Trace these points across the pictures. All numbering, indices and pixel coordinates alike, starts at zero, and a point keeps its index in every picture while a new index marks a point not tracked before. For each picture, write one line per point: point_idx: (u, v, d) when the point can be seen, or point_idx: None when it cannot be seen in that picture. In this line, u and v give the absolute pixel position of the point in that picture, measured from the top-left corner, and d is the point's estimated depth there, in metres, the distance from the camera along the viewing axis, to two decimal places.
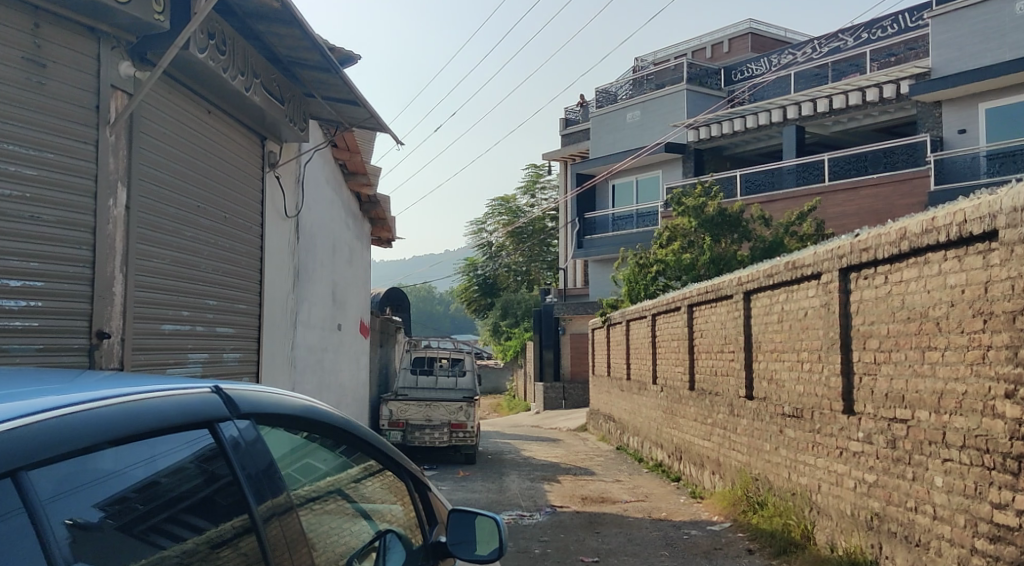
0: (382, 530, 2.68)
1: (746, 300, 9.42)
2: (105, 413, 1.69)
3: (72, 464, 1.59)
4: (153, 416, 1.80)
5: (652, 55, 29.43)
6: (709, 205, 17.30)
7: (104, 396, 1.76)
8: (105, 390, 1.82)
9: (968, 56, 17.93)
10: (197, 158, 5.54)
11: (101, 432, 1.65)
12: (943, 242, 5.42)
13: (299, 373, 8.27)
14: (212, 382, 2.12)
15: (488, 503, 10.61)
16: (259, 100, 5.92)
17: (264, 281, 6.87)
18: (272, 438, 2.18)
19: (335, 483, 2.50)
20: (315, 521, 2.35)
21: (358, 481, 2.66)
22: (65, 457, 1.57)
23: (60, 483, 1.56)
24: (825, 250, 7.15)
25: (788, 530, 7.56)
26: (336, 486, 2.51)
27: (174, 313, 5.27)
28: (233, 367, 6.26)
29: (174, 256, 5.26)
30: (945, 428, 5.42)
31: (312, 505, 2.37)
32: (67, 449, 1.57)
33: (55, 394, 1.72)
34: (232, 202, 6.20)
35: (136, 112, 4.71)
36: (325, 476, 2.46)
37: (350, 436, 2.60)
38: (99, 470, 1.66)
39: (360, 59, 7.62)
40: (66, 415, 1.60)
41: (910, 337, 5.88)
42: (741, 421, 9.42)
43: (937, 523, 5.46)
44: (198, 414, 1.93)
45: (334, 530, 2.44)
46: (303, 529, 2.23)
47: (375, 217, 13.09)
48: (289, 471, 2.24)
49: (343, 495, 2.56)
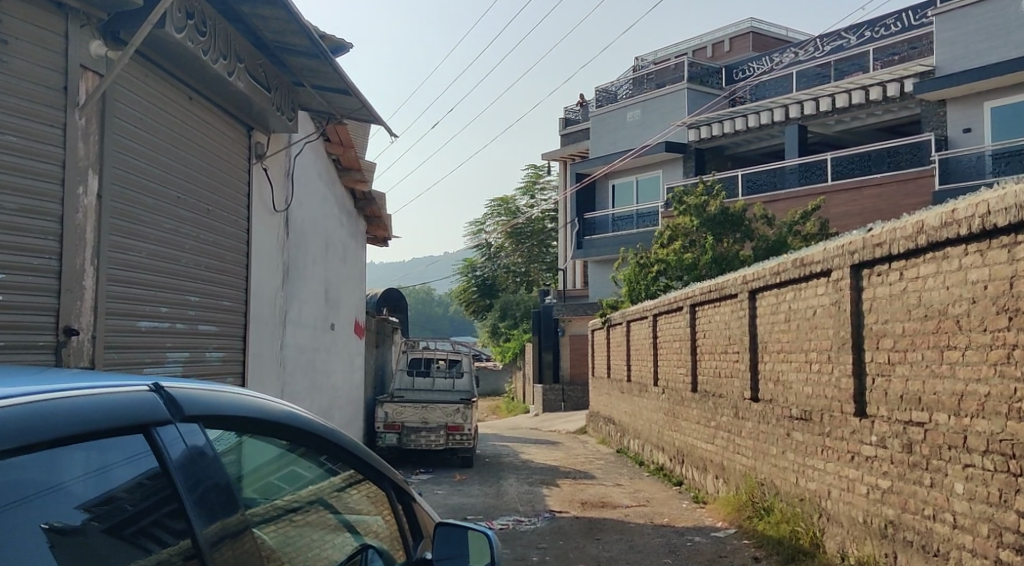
0: (365, 544, 2.40)
1: (751, 299, 9.13)
2: (66, 405, 1.51)
3: (31, 460, 1.43)
4: (123, 409, 1.61)
5: (652, 54, 29.18)
6: (711, 203, 17.11)
7: (71, 387, 1.59)
8: (80, 380, 1.66)
9: (973, 54, 17.67)
10: (177, 147, 5.26)
11: (63, 423, 1.48)
12: (964, 236, 5.14)
13: (289, 374, 7.96)
14: (152, 379, 1.81)
15: (485, 507, 10.32)
16: (243, 86, 5.64)
17: (251, 278, 6.58)
18: (252, 447, 1.99)
19: (318, 493, 2.29)
20: (294, 532, 2.18)
21: (341, 491, 2.38)
22: (21, 452, 1.40)
23: (29, 480, 1.43)
24: (835, 246, 6.86)
25: (797, 537, 7.27)
26: (317, 496, 2.29)
27: (152, 310, 4.99)
28: (216, 367, 5.96)
29: (152, 249, 4.97)
30: (966, 432, 5.13)
31: (291, 516, 2.20)
32: (26, 444, 1.41)
33: (22, 383, 1.57)
34: (216, 195, 5.91)
35: (109, 93, 4.43)
36: (309, 485, 2.26)
37: (333, 446, 2.31)
38: (66, 471, 1.51)
39: (352, 48, 7.33)
40: (27, 404, 1.44)
41: (927, 336, 5.60)
42: (746, 423, 9.14)
43: (957, 532, 5.18)
44: (155, 411, 1.68)
45: (315, 543, 2.24)
46: (274, 543, 2.05)
47: (371, 215, 12.81)
48: (270, 481, 2.08)
49: (327, 505, 2.32)
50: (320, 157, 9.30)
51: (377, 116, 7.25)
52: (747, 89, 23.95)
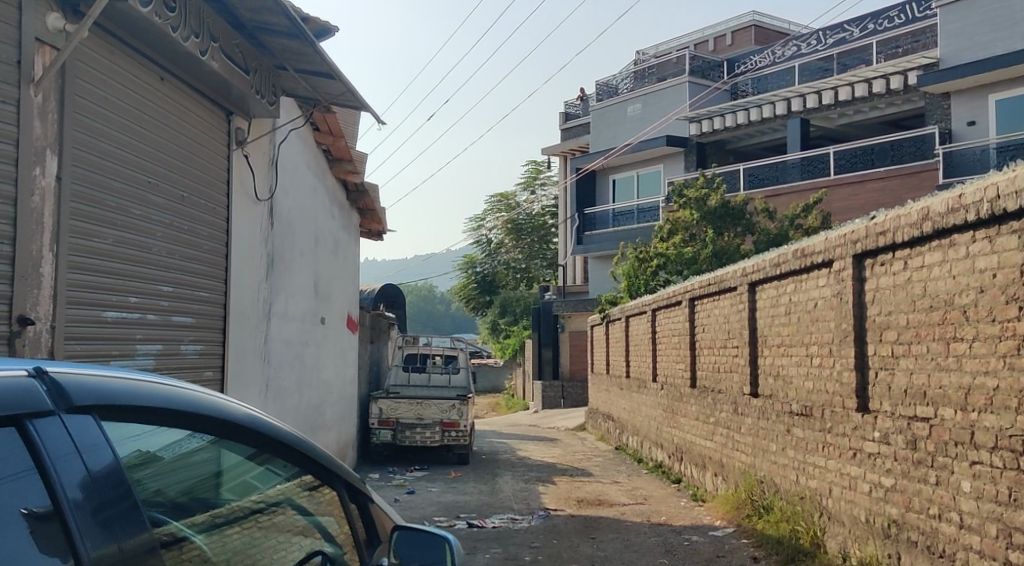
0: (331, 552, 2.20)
1: (750, 292, 8.88)
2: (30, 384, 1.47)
3: None
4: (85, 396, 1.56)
5: (654, 47, 28.90)
6: (712, 196, 16.85)
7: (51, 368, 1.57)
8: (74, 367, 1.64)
9: (978, 46, 17.41)
10: (146, 129, 5.04)
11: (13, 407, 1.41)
12: (971, 222, 4.90)
13: (274, 369, 7.72)
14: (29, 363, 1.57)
15: (478, 505, 10.09)
16: (218, 67, 5.42)
17: (231, 267, 6.34)
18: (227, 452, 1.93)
19: (285, 493, 2.16)
20: (261, 533, 2.10)
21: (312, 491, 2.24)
22: None
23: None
24: (837, 235, 6.62)
25: (796, 537, 7.04)
26: (285, 496, 2.16)
27: (120, 299, 4.77)
28: (193, 361, 5.73)
29: (119, 235, 4.75)
30: (973, 428, 4.89)
31: (259, 517, 2.11)
32: None
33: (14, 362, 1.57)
34: (191, 180, 5.69)
35: (69, 70, 4.20)
36: (280, 485, 2.14)
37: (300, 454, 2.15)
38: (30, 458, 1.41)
39: (337, 32, 7.08)
40: None
41: (932, 327, 5.36)
42: (746, 420, 8.90)
43: (963, 532, 4.95)
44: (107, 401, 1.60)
45: (281, 546, 2.11)
46: (235, 544, 2.00)
47: (364, 208, 12.60)
48: (244, 480, 2.04)
49: (295, 507, 2.18)
50: (308, 147, 9.08)
51: (363, 100, 7.01)
52: (748, 82, 23.68)
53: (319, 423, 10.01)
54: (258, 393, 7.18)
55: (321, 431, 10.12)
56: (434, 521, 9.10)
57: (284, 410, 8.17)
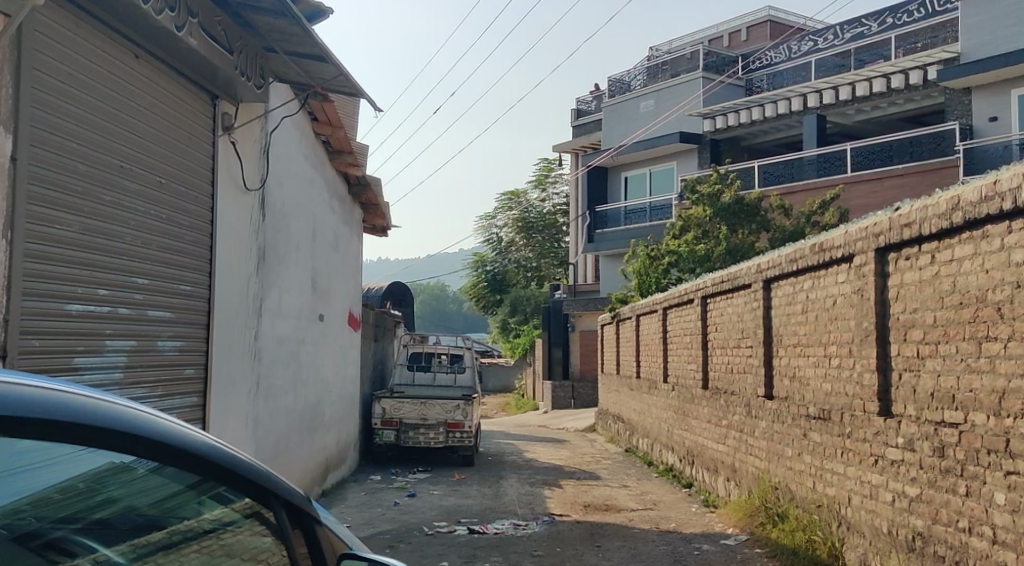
0: None
1: (765, 289, 8.49)
2: None
3: None
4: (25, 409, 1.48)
5: (668, 43, 28.48)
6: (726, 192, 16.45)
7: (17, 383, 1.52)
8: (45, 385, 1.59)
9: (1000, 40, 16.92)
10: (117, 110, 4.73)
11: None
12: (1007, 211, 4.51)
13: (266, 368, 7.38)
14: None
15: (481, 509, 9.72)
16: (196, 44, 5.12)
17: (215, 260, 6.00)
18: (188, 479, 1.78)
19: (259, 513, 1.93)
20: (227, 554, 1.87)
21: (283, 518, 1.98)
22: None
23: None
24: (858, 229, 6.23)
25: (813, 547, 6.65)
26: (256, 517, 1.93)
27: (85, 291, 4.45)
28: (173, 359, 5.40)
29: (85, 222, 4.44)
30: (1009, 435, 4.49)
31: (229, 535, 1.88)
32: None
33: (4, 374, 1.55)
34: (172, 166, 5.38)
35: (24, 40, 3.88)
36: (250, 506, 1.91)
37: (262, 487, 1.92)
38: None
39: (330, 14, 6.74)
40: None
41: (962, 326, 4.97)
42: (760, 423, 8.52)
43: (997, 548, 4.56)
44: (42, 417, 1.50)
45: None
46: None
47: (367, 202, 12.31)
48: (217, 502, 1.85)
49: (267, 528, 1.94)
50: (306, 136, 8.76)
51: (356, 83, 6.69)
52: (763, 78, 23.43)
53: (316, 424, 9.66)
54: (248, 392, 6.83)
55: (318, 432, 9.78)
56: (434, 525, 8.75)
57: (277, 410, 7.83)
